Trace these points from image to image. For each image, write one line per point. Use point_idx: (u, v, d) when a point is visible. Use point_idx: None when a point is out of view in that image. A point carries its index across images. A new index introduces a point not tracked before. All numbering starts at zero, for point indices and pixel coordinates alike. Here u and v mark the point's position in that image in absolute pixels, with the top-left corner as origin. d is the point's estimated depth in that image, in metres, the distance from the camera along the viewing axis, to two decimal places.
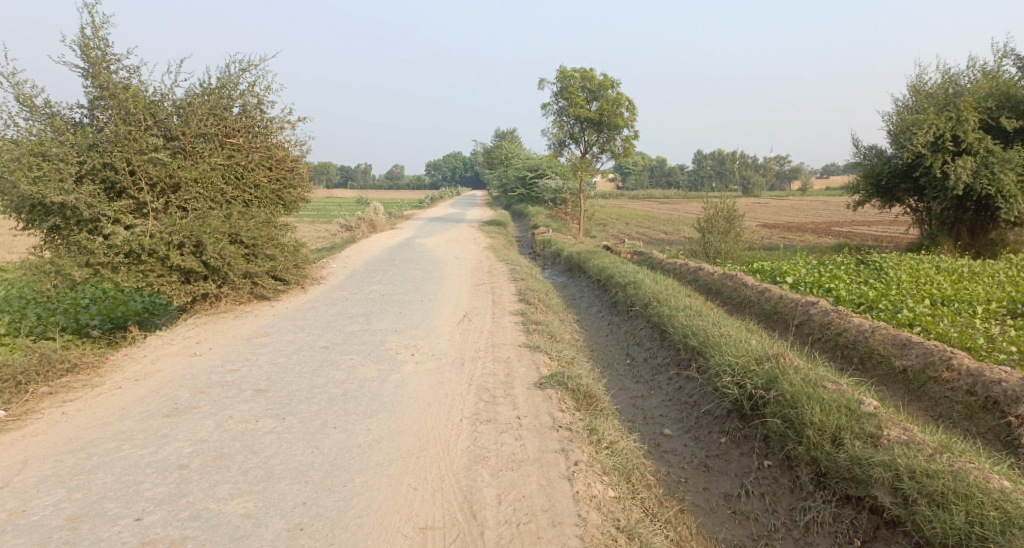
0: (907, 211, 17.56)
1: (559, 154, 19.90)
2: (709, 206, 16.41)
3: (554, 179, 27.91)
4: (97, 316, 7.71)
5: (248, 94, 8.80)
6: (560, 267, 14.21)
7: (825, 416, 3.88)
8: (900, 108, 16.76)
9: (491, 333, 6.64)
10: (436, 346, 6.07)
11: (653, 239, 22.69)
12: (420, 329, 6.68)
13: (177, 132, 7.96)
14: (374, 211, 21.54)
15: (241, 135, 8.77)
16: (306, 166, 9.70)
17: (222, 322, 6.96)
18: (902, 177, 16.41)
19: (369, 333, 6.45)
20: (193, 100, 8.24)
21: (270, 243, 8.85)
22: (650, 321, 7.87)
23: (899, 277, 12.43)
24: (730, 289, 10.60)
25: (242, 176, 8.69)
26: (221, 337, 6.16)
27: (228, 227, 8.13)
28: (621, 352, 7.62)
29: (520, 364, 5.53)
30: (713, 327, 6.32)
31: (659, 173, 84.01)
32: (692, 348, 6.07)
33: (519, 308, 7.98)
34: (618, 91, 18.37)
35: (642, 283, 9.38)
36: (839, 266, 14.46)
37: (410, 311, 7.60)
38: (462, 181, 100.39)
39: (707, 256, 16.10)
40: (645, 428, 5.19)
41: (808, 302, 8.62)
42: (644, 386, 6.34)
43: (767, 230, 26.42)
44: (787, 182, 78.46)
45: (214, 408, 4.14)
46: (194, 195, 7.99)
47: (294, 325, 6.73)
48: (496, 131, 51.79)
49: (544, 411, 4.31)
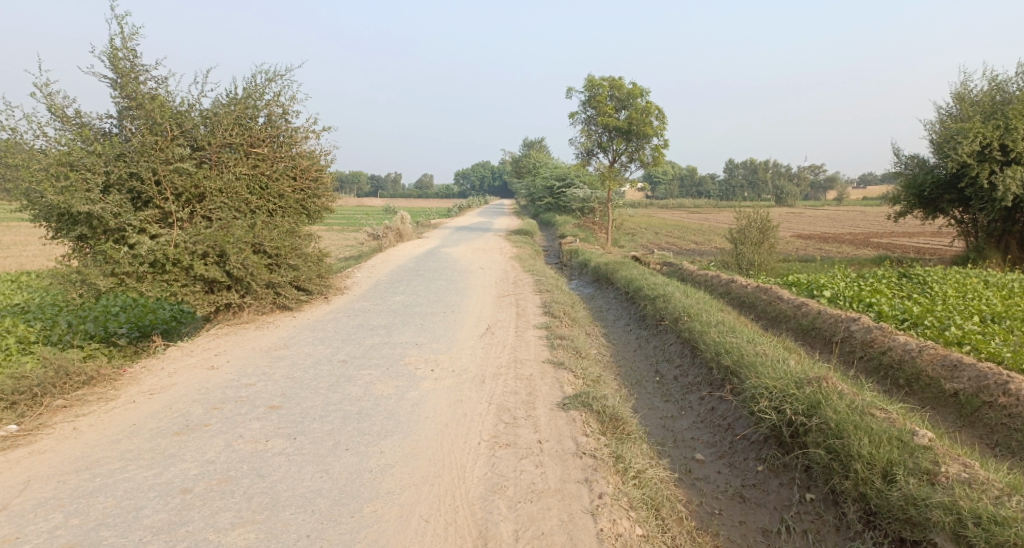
0: (951, 223, 16.78)
1: (587, 163, 19.65)
2: (742, 216, 15.94)
3: (582, 188, 27.66)
4: (125, 325, 7.75)
5: (273, 104, 8.83)
6: (587, 278, 13.93)
7: (875, 449, 3.54)
8: (943, 115, 16.06)
9: (514, 348, 6.43)
10: (457, 362, 5.87)
11: (683, 250, 22.20)
12: (441, 343, 6.49)
13: (203, 141, 8.01)
14: (401, 220, 21.60)
15: (267, 145, 8.78)
16: (330, 175, 9.68)
17: (243, 333, 6.91)
18: (946, 188, 15.69)
19: (388, 347, 6.29)
20: (218, 110, 8.28)
21: (294, 253, 8.81)
22: (680, 337, 7.55)
23: (945, 292, 11.80)
24: (765, 303, 10.18)
25: (267, 186, 8.69)
26: (240, 349, 6.08)
27: (252, 237, 8.12)
28: (649, 369, 7.31)
29: (543, 382, 5.29)
30: (749, 345, 5.98)
31: (689, 182, 82.89)
32: (725, 367, 5.75)
33: (544, 322, 7.74)
34: (648, 100, 18.07)
35: (672, 296, 9.05)
36: (880, 280, 13.85)
37: (432, 323, 7.44)
38: (490, 190, 100.80)
39: (739, 267, 15.62)
40: (675, 453, 4.90)
41: (848, 318, 8.20)
42: (674, 406, 6.04)
43: (802, 241, 25.63)
44: (822, 192, 76.57)
45: (225, 426, 4.02)
46: (219, 205, 8.01)
47: (313, 337, 6.62)
48: (524, 140, 51.79)
49: (568, 435, 4.06)
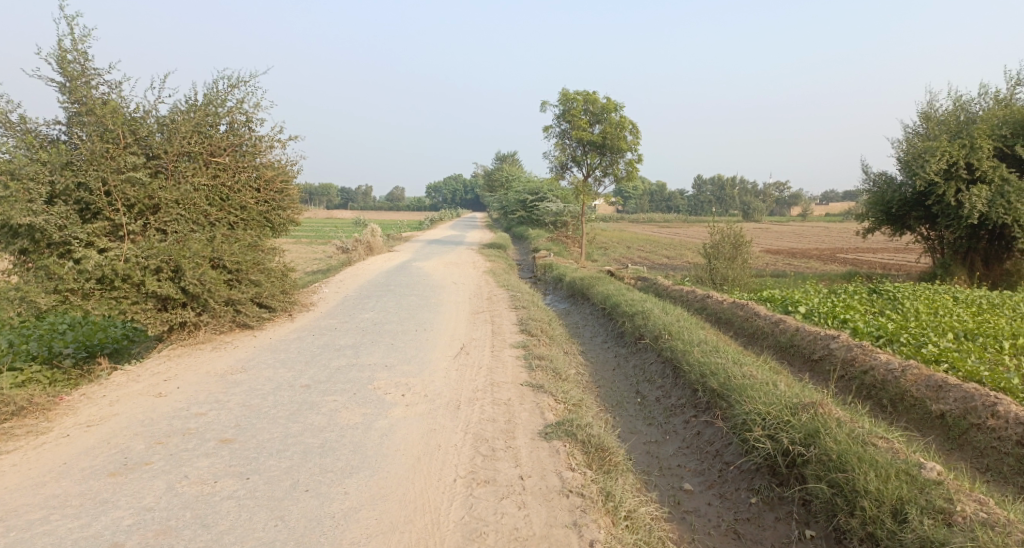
0: (918, 239, 17.11)
1: (561, 177, 19.52)
2: (715, 231, 15.96)
3: (555, 202, 27.57)
4: (71, 345, 7.15)
5: (236, 111, 8.39)
6: (562, 293, 13.69)
7: (882, 484, 3.32)
8: (910, 134, 16.43)
9: (490, 369, 6.09)
10: (430, 385, 5.50)
11: (656, 264, 22.21)
12: (413, 365, 6.11)
13: (159, 150, 7.52)
14: (371, 232, 21.09)
15: (228, 154, 8.32)
16: (296, 186, 9.23)
17: (198, 354, 6.42)
18: (913, 205, 16.01)
19: (356, 369, 5.88)
20: (176, 117, 7.81)
21: (256, 268, 8.32)
22: (661, 356, 7.32)
23: (916, 308, 11.91)
24: (742, 319, 10.08)
25: (227, 197, 8.22)
26: (192, 373, 5.60)
27: (211, 251, 7.63)
28: (630, 389, 7.05)
29: (522, 407, 4.96)
30: (735, 365, 5.77)
31: (660, 197, 84.04)
32: (712, 390, 5.52)
33: (521, 341, 7.42)
34: (622, 114, 18.08)
35: (651, 312, 8.84)
36: (852, 295, 13.95)
37: (403, 343, 7.05)
38: (462, 203, 100.53)
39: (713, 283, 15.60)
40: (662, 483, 4.63)
41: (828, 336, 8.11)
42: (658, 429, 5.77)
43: (771, 256, 25.96)
44: (787, 208, 78.45)
45: (168, 465, 3.58)
46: (175, 217, 7.51)
47: (275, 359, 6.16)
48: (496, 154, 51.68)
49: (552, 470, 3.75)
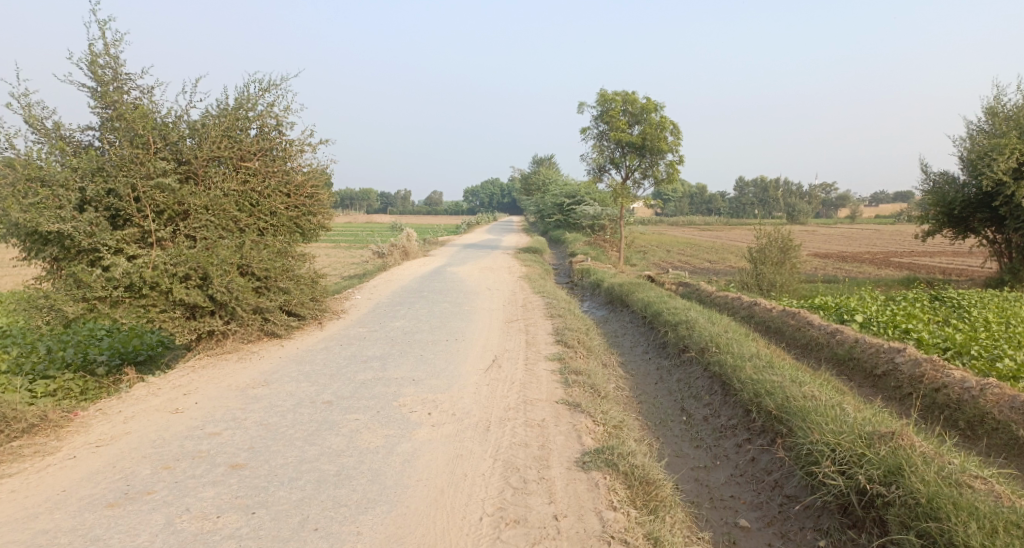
0: (984, 243, 15.93)
1: (598, 180, 19.01)
2: (761, 234, 15.18)
3: (592, 205, 27.03)
4: (106, 351, 7.10)
5: (267, 115, 8.25)
6: (600, 299, 13.20)
7: (988, 540, 2.78)
8: (974, 130, 15.33)
9: (524, 385, 5.69)
10: (458, 403, 5.14)
11: (697, 269, 21.36)
12: (441, 379, 5.77)
13: (188, 155, 7.44)
14: (406, 237, 20.96)
15: (258, 159, 8.19)
16: (328, 191, 9.04)
17: (222, 366, 6.24)
18: (978, 206, 14.90)
19: (381, 384, 5.57)
20: (207, 121, 7.73)
21: (285, 275, 8.14)
22: (708, 371, 6.78)
23: (986, 318, 10.94)
24: (793, 328, 9.42)
25: (257, 202, 8.08)
26: (213, 387, 5.40)
27: (239, 258, 7.47)
28: (674, 406, 6.55)
29: (557, 430, 4.53)
30: (793, 383, 5.21)
31: (700, 200, 82.14)
32: (767, 411, 4.99)
33: (556, 352, 6.99)
34: (662, 114, 17.47)
35: (697, 322, 8.28)
36: (912, 303, 13.01)
37: (432, 355, 6.71)
38: (498, 207, 100.65)
39: (759, 288, 14.80)
40: (714, 518, 4.15)
41: (893, 349, 7.44)
42: (707, 453, 5.28)
43: (820, 260, 24.77)
44: (834, 210, 75.59)
45: (169, 497, 3.35)
46: (203, 223, 7.39)
47: (299, 371, 5.92)
48: (533, 158, 51.36)
49: (589, 509, 3.32)
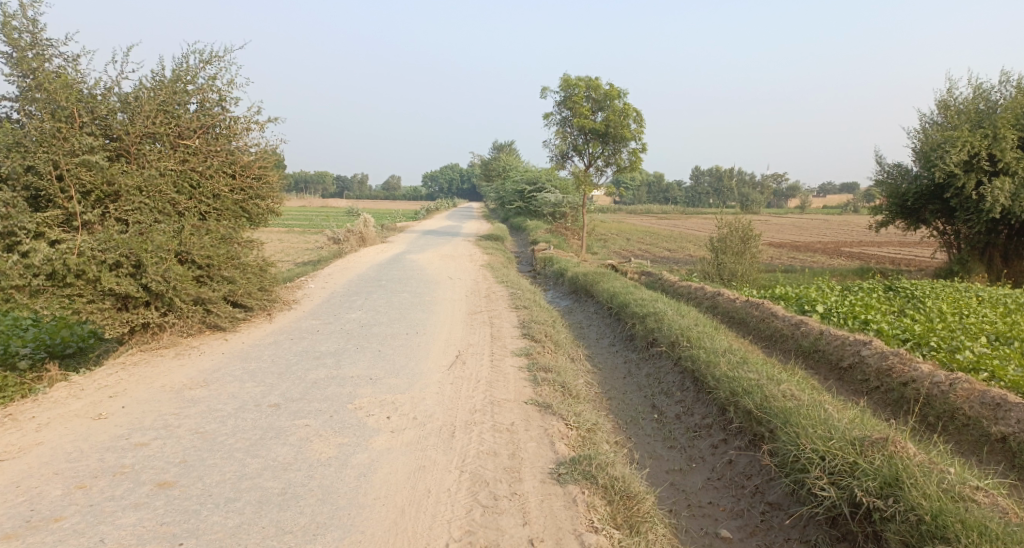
0: (933, 234, 16.42)
1: (561, 166, 18.71)
2: (723, 224, 15.20)
3: (554, 193, 26.80)
4: (30, 344, 6.35)
5: (208, 89, 7.55)
6: (564, 289, 12.94)
7: None
8: (927, 124, 15.71)
9: (490, 384, 5.33)
10: (419, 405, 4.73)
11: (658, 258, 21.43)
12: (401, 378, 5.35)
13: (120, 130, 6.72)
14: (364, 222, 20.21)
15: (198, 137, 7.50)
16: (277, 173, 8.39)
17: (157, 363, 5.64)
18: (929, 198, 15.29)
19: (335, 384, 5.10)
20: (140, 94, 7.00)
21: (229, 263, 7.48)
22: (679, 366, 6.59)
23: (940, 308, 11.20)
24: (758, 319, 9.37)
25: (198, 184, 7.39)
26: (143, 389, 4.81)
27: (177, 244, 6.80)
28: (645, 403, 6.34)
29: (528, 435, 4.20)
30: (770, 381, 5.04)
31: (658, 189, 83.17)
32: (745, 412, 4.80)
33: (523, 347, 6.65)
34: (626, 101, 17.27)
35: (666, 314, 8.08)
36: (868, 293, 13.25)
37: (391, 350, 6.26)
38: (458, 193, 99.65)
39: (720, 278, 14.84)
40: (694, 527, 3.92)
41: (858, 341, 7.43)
42: (681, 455, 5.07)
43: (775, 250, 25.21)
44: (785, 200, 77.90)
45: (81, 525, 2.84)
46: (137, 205, 6.69)
47: (243, 369, 5.37)
48: (494, 144, 50.77)
49: (569, 531, 3.01)
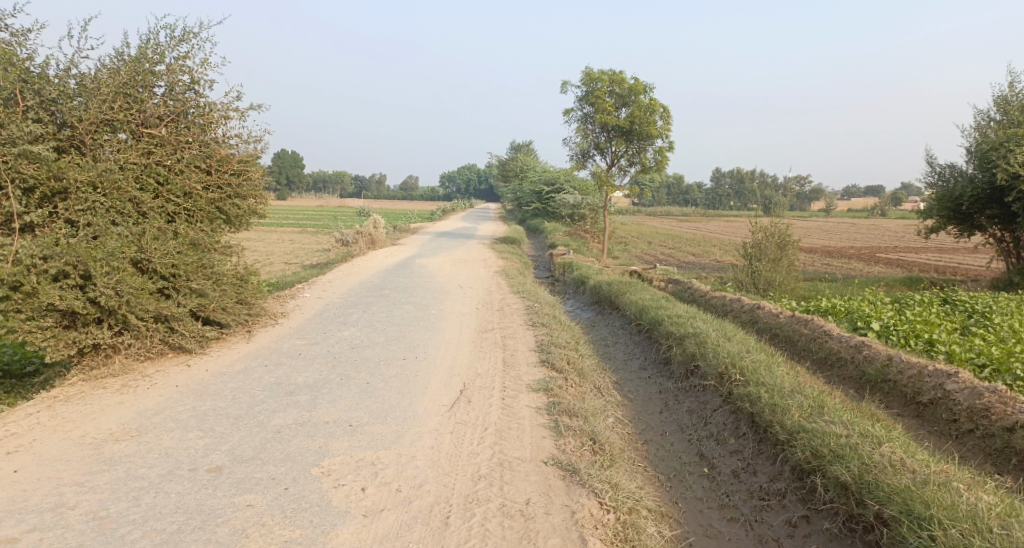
0: (988, 241, 14.91)
1: (581, 166, 17.53)
2: (758, 228, 13.90)
3: (572, 194, 25.61)
4: None
5: (180, 68, 6.50)
6: (584, 298, 11.79)
7: None
8: (984, 122, 14.29)
9: (500, 436, 4.22)
10: (407, 469, 3.63)
11: (683, 263, 20.11)
12: (389, 425, 4.26)
13: (71, 116, 5.71)
14: (374, 223, 19.20)
15: (166, 126, 6.47)
16: (261, 168, 7.33)
17: (91, 399, 4.60)
18: (987, 202, 13.79)
19: (304, 434, 4.02)
20: (99, 75, 5.99)
21: (201, 272, 6.39)
22: (729, 404, 5.43)
23: (1012, 327, 9.81)
24: (808, 339, 8.12)
25: (166, 180, 6.35)
26: (55, 442, 3.75)
27: (135, 250, 5.75)
28: (689, 451, 5.19)
29: (550, 527, 3.09)
30: (865, 439, 3.88)
31: (677, 190, 81.34)
32: (837, 483, 3.67)
33: (542, 380, 5.52)
34: (652, 96, 16.07)
35: (708, 335, 6.87)
36: (922, 307, 11.87)
37: (382, 383, 5.16)
38: (475, 194, 99.15)
39: (755, 288, 13.53)
40: None
41: (940, 373, 6.16)
42: (747, 534, 3.92)
43: (807, 256, 23.69)
44: (808, 203, 75.82)
45: None
46: (89, 205, 5.68)
47: (191, 411, 4.31)
48: (511, 144, 49.60)
49: None
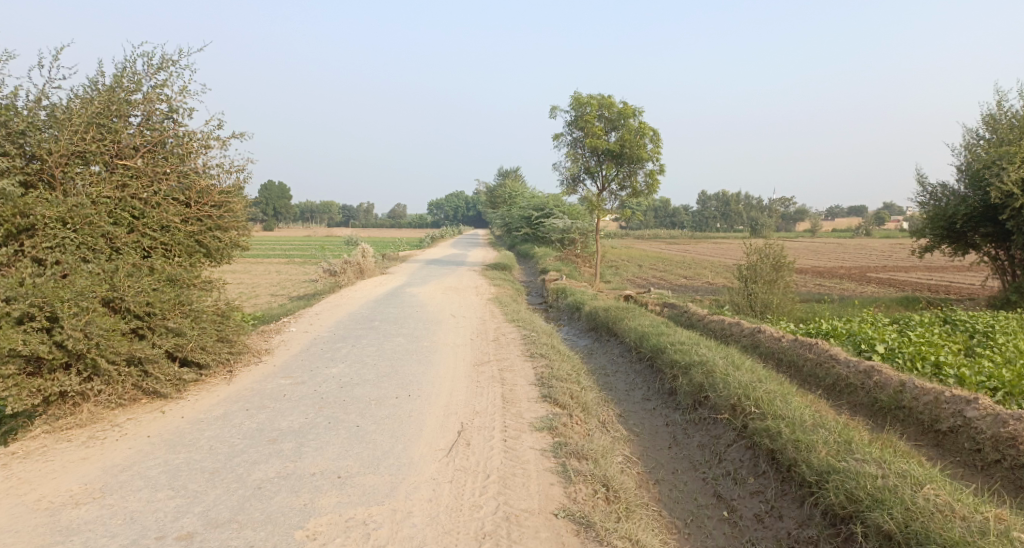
0: (982, 260, 14.82)
1: (572, 191, 17.38)
2: (752, 249, 13.70)
3: (562, 219, 25.47)
4: None
5: (157, 97, 6.21)
6: (580, 325, 11.46)
7: None
8: (973, 141, 14.32)
9: (504, 484, 3.85)
10: (404, 529, 3.26)
11: (677, 286, 19.90)
12: (382, 475, 3.88)
13: (39, 148, 5.37)
14: (362, 252, 18.85)
15: (142, 157, 6.14)
16: (243, 199, 7.01)
17: (51, 453, 4.18)
18: (980, 220, 13.72)
19: (289, 489, 3.64)
20: (71, 105, 5.68)
21: (179, 310, 6.01)
22: (745, 438, 5.11)
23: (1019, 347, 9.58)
24: (815, 364, 7.83)
25: (142, 214, 6.01)
26: (5, 509, 3.32)
27: (107, 289, 5.37)
28: (705, 491, 4.84)
29: None
30: (903, 481, 3.57)
31: (665, 213, 81.89)
32: (879, 533, 3.38)
33: (545, 417, 5.17)
34: (641, 120, 16.02)
35: (714, 364, 6.57)
36: (924, 327, 11.65)
37: (373, 427, 4.78)
38: (464, 221, 99.24)
39: (752, 310, 13.28)
40: None
41: (958, 399, 5.87)
42: None
43: (800, 276, 23.59)
44: (794, 224, 76.57)
45: None
46: (58, 242, 5.31)
47: (163, 466, 3.90)
48: (499, 170, 49.68)
49: None
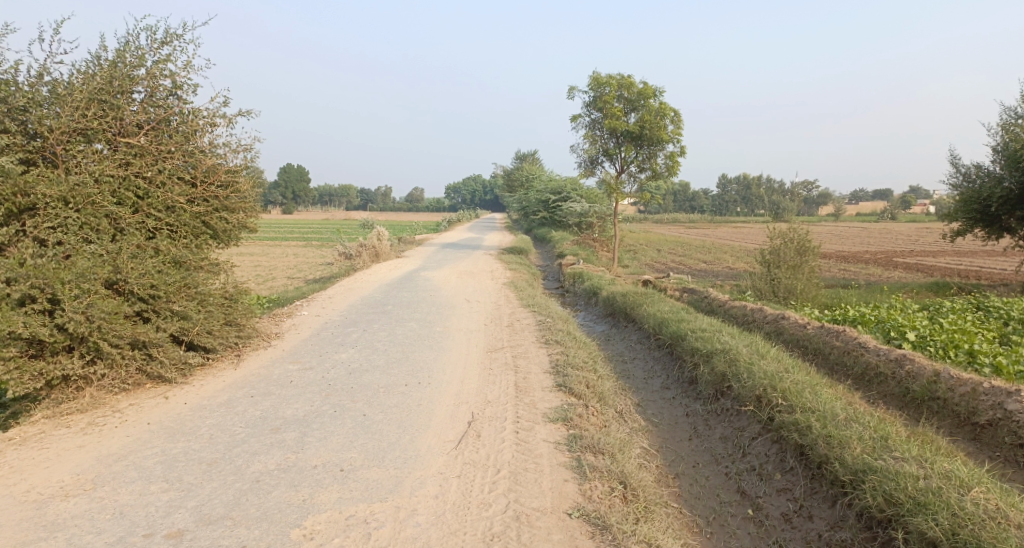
0: (1017, 244, 14.19)
1: (589, 173, 16.99)
2: (775, 233, 13.25)
3: (579, 202, 25.07)
4: None
5: (161, 73, 6.01)
6: (597, 311, 11.19)
7: None
8: (1011, 120, 13.63)
9: (516, 480, 3.64)
10: (407, 528, 3.06)
11: (697, 271, 19.48)
12: (386, 469, 3.69)
13: (39, 124, 5.20)
14: (378, 235, 18.70)
15: (146, 135, 5.96)
16: (250, 179, 6.83)
17: (47, 441, 4.05)
18: (1017, 203, 13.10)
19: (288, 482, 3.45)
20: (73, 80, 5.49)
21: (184, 293, 5.87)
22: (770, 431, 4.84)
23: None
24: (842, 353, 7.48)
25: (146, 193, 5.84)
26: None
27: (110, 270, 5.22)
28: (728, 486, 4.59)
29: None
30: (948, 483, 3.28)
31: (684, 197, 80.65)
32: (922, 540, 3.12)
33: (559, 407, 4.94)
34: (661, 100, 15.55)
35: (737, 352, 6.27)
36: (956, 314, 11.17)
37: (380, 416, 4.59)
38: (481, 204, 98.91)
39: (775, 296, 12.86)
40: None
41: (998, 391, 5.52)
42: None
43: (823, 261, 22.98)
44: (817, 207, 74.97)
45: None
46: (61, 222, 5.16)
47: (159, 456, 3.74)
48: (516, 153, 49.19)
49: None
